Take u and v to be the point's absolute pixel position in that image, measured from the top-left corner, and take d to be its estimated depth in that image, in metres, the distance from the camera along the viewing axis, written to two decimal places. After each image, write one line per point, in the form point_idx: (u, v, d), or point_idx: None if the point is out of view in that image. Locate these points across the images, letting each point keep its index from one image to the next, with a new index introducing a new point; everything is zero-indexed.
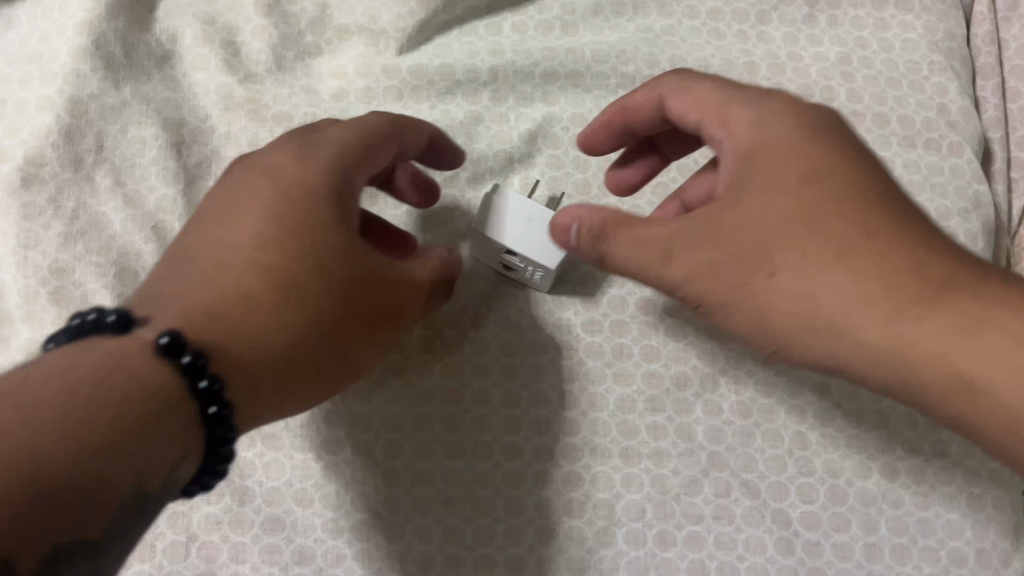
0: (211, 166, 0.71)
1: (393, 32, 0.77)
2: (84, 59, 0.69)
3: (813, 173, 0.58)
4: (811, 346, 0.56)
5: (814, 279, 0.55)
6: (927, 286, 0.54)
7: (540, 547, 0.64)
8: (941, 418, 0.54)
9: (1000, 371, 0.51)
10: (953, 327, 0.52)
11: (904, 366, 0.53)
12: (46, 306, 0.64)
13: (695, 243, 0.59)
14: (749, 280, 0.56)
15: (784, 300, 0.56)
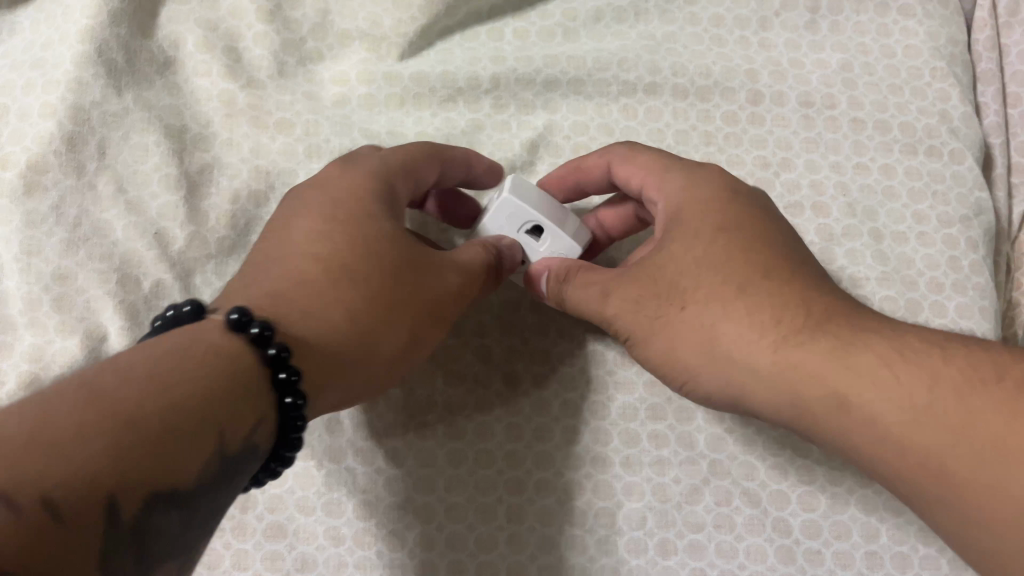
0: (212, 172, 0.71)
1: (394, 38, 0.77)
2: (86, 66, 0.69)
3: (776, 242, 0.61)
4: (732, 382, 0.57)
5: (727, 317, 0.58)
6: (870, 335, 0.54)
7: (541, 555, 0.64)
8: (875, 467, 0.52)
9: (902, 407, 0.50)
10: (870, 367, 0.52)
11: (813, 398, 0.53)
12: (49, 314, 0.64)
13: (630, 282, 0.63)
14: (664, 309, 0.61)
15: (698, 329, 0.59)
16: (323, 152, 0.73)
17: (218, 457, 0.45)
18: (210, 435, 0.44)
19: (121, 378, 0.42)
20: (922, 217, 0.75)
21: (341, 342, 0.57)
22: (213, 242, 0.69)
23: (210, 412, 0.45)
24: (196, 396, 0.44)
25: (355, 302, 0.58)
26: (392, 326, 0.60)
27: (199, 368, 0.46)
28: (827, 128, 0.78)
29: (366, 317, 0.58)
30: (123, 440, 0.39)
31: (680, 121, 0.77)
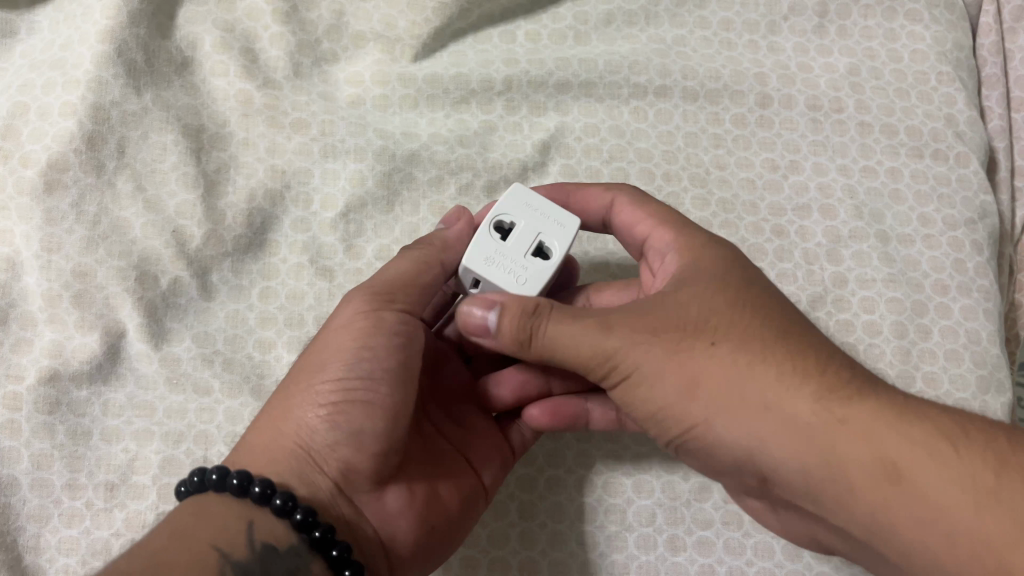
0: (229, 171, 0.72)
1: (408, 40, 0.78)
2: (106, 65, 0.70)
3: (764, 289, 0.56)
4: (749, 438, 0.49)
5: (764, 364, 0.50)
6: (894, 401, 0.48)
7: (553, 550, 0.65)
8: (886, 540, 0.46)
9: (937, 478, 0.44)
10: (870, 425, 0.46)
11: (853, 465, 0.46)
12: (69, 310, 0.65)
13: (639, 312, 0.54)
14: (692, 348, 0.51)
15: (731, 383, 0.50)
16: (338, 152, 0.74)
17: (267, 547, 0.50)
18: (243, 539, 0.50)
19: (153, 539, 0.49)
20: (928, 220, 0.76)
21: (297, 424, 0.55)
22: (229, 240, 0.70)
23: (232, 521, 0.51)
24: (210, 527, 0.50)
25: (290, 388, 0.56)
26: (318, 380, 0.55)
27: (210, 507, 0.51)
28: (835, 132, 0.79)
29: (297, 393, 0.56)
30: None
31: (689, 124, 0.78)
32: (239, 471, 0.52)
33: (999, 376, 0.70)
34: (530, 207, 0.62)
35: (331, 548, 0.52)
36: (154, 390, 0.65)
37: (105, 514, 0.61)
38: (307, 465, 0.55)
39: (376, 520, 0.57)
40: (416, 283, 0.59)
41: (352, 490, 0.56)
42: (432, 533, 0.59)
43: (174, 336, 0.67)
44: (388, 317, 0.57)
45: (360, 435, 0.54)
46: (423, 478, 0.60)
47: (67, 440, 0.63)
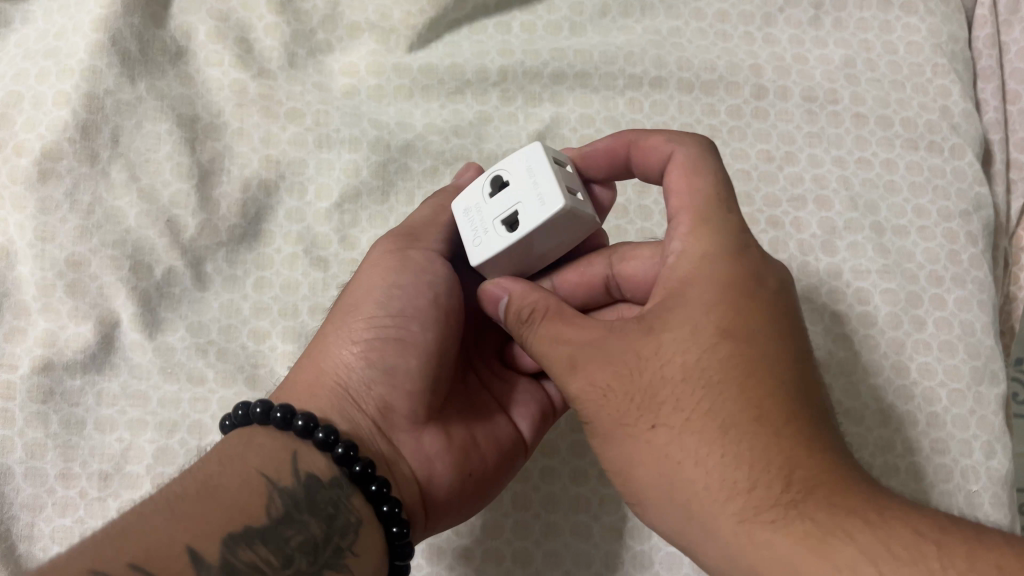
0: (223, 161, 0.72)
1: (403, 30, 0.78)
2: (100, 54, 0.70)
3: (760, 329, 0.47)
4: (681, 527, 0.45)
5: (697, 458, 0.44)
6: (837, 523, 0.40)
7: (547, 540, 0.65)
8: None
9: None
10: (789, 552, 0.40)
11: None
12: (63, 299, 0.65)
13: (585, 363, 0.49)
14: (630, 426, 0.47)
15: (665, 462, 0.45)
16: (333, 142, 0.74)
17: (312, 479, 0.51)
18: (289, 469, 0.50)
19: (204, 465, 0.50)
20: (923, 211, 0.76)
21: (334, 363, 0.56)
22: (224, 230, 0.70)
23: (278, 452, 0.51)
24: (258, 455, 0.51)
25: (325, 334, 0.58)
26: (354, 322, 0.57)
27: (257, 437, 0.52)
28: (830, 124, 0.79)
29: (332, 334, 0.57)
30: (204, 507, 0.47)
31: (685, 115, 0.78)
32: (283, 404, 0.52)
33: (993, 367, 0.70)
34: (530, 168, 0.54)
35: (371, 483, 0.52)
36: (148, 379, 0.65)
37: (99, 503, 0.61)
38: (347, 401, 0.55)
39: (414, 463, 0.57)
40: (439, 224, 0.62)
41: (390, 430, 0.56)
42: (470, 479, 0.59)
43: (168, 325, 0.67)
44: (417, 255, 0.59)
45: (395, 369, 0.56)
46: (461, 423, 0.60)
47: (60, 429, 0.63)
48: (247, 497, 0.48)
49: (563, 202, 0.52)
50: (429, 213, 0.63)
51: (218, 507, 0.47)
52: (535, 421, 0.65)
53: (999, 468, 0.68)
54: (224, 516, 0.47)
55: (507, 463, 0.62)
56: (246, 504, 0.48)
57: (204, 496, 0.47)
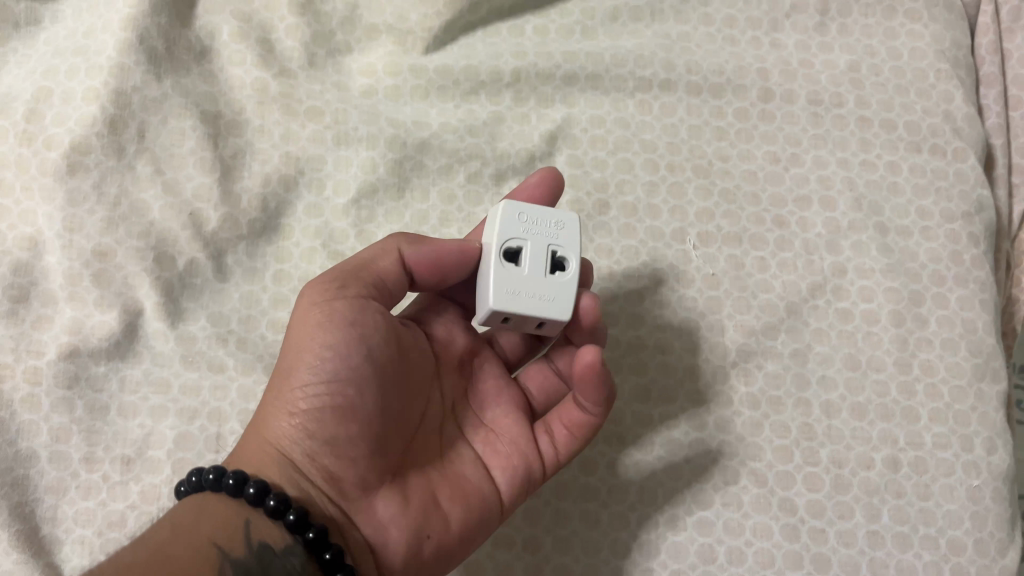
0: (244, 157, 0.74)
1: (419, 32, 0.81)
2: (127, 52, 0.72)
3: None
4: None
5: None
6: None
7: (555, 528, 0.66)
8: None
9: None
10: None
11: None
12: (89, 288, 0.67)
13: None
14: None
15: None
16: (351, 140, 0.76)
17: (264, 546, 0.51)
18: (241, 536, 0.51)
19: (155, 532, 0.50)
20: (926, 212, 0.77)
21: (275, 436, 0.55)
22: (245, 224, 0.72)
23: (230, 519, 0.52)
24: (212, 523, 0.51)
25: (267, 399, 0.57)
26: (290, 393, 0.55)
27: (208, 504, 0.52)
28: (835, 127, 0.81)
29: (272, 403, 0.56)
30: (157, 573, 0.46)
31: (693, 117, 0.80)
32: (233, 471, 0.53)
33: (994, 365, 0.72)
34: (552, 295, 0.59)
35: (324, 550, 0.52)
36: (170, 367, 0.67)
37: (122, 487, 0.63)
38: (291, 472, 0.55)
39: (368, 529, 0.56)
40: (375, 269, 0.60)
41: (338, 498, 0.56)
42: (428, 542, 0.57)
43: (190, 315, 0.69)
44: (343, 307, 0.57)
45: (335, 440, 0.55)
46: (417, 481, 0.59)
47: (86, 414, 0.64)
48: (200, 566, 0.48)
49: (490, 306, 0.58)
50: (373, 255, 0.61)
51: (172, 571, 0.47)
52: (510, 474, 0.62)
53: (1001, 463, 0.69)
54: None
55: (474, 520, 0.60)
56: (198, 573, 0.48)
57: (158, 562, 0.47)
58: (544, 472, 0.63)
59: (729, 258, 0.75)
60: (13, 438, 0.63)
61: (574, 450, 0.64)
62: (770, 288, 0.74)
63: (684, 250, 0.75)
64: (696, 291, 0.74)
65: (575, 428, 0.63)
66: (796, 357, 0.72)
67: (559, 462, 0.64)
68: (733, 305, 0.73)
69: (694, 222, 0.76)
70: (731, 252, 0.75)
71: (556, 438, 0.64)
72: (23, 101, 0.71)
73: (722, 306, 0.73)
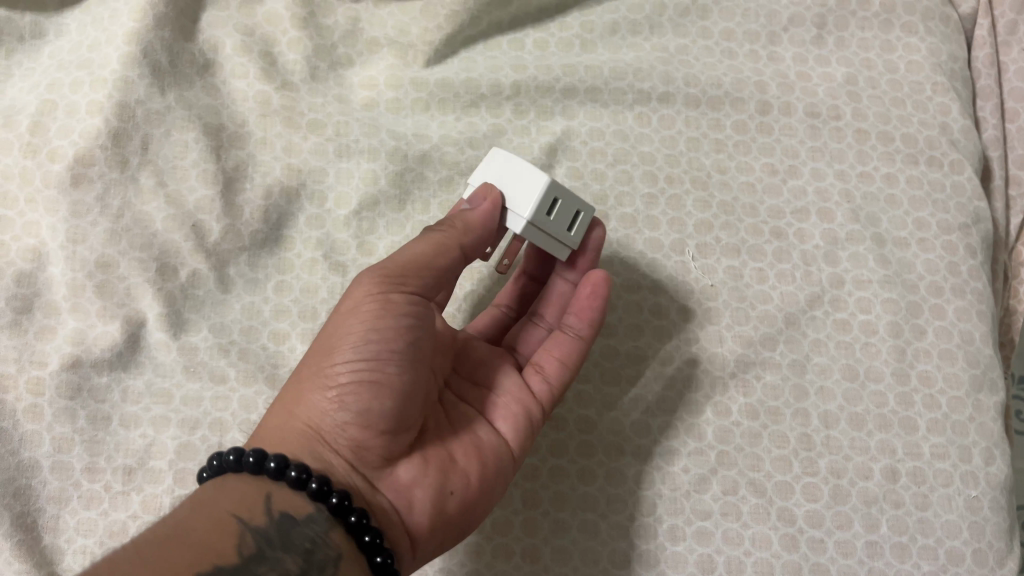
0: (246, 169, 0.74)
1: (420, 46, 0.82)
2: (132, 66, 0.73)
3: None
4: None
5: None
6: None
7: (554, 537, 0.67)
8: None
9: None
10: None
11: None
12: (92, 299, 0.68)
13: None
14: None
15: None
16: (353, 152, 0.76)
17: (285, 517, 0.51)
18: (262, 509, 0.51)
19: (176, 513, 0.51)
20: (923, 224, 0.78)
21: (308, 408, 0.56)
22: (247, 235, 0.72)
23: (250, 495, 0.52)
24: (231, 499, 0.51)
25: (303, 376, 0.57)
26: (326, 367, 0.55)
27: (228, 483, 0.53)
28: (833, 139, 0.81)
29: (309, 380, 0.56)
30: (172, 551, 0.47)
31: (692, 129, 0.81)
32: (254, 449, 0.53)
33: (992, 376, 0.73)
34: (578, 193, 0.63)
35: (349, 514, 0.52)
36: (172, 377, 0.67)
37: (123, 497, 0.64)
38: (319, 445, 0.55)
39: (392, 493, 0.57)
40: (429, 265, 0.57)
41: (364, 465, 0.56)
42: (452, 499, 0.58)
43: (192, 326, 0.69)
44: (398, 299, 0.56)
45: (367, 413, 0.54)
46: (439, 448, 0.60)
47: (88, 425, 0.65)
48: (219, 538, 0.49)
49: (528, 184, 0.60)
50: (428, 250, 0.58)
51: (187, 548, 0.48)
52: (514, 424, 0.64)
53: (998, 474, 0.70)
54: (192, 556, 0.47)
55: (491, 478, 0.61)
56: (217, 544, 0.48)
57: (176, 540, 0.48)
58: (542, 412, 0.65)
59: (728, 270, 0.76)
60: (15, 448, 0.63)
61: (565, 378, 0.66)
62: (768, 299, 0.75)
63: (683, 262, 0.76)
64: (695, 302, 0.74)
65: (563, 357, 0.66)
66: (795, 368, 0.72)
67: (551, 393, 0.66)
68: (731, 315, 0.74)
69: (693, 233, 0.77)
70: (729, 263, 0.76)
71: (544, 369, 0.66)
72: (28, 114, 0.72)
73: (721, 316, 0.74)
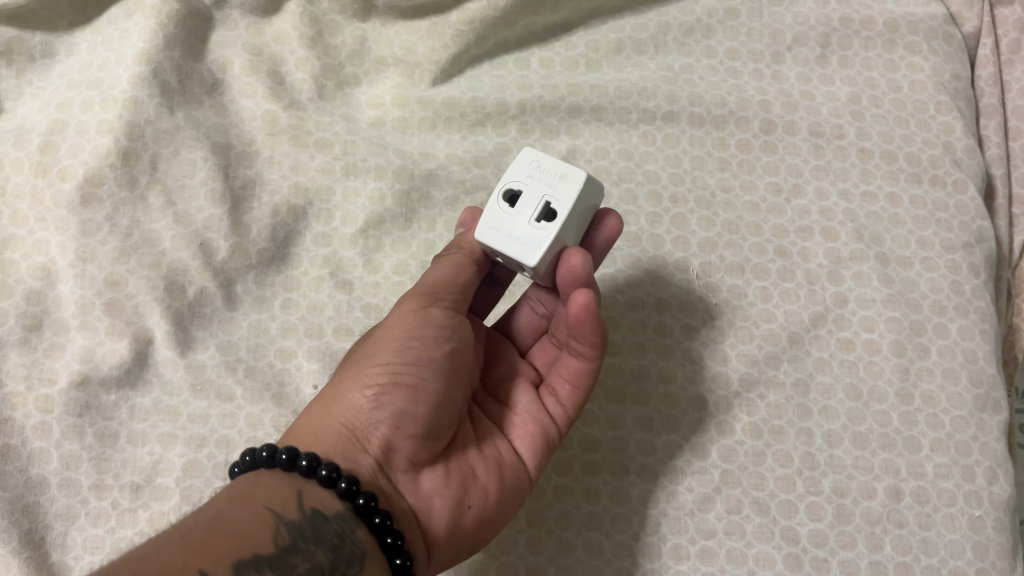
0: (254, 187, 0.75)
1: (427, 65, 0.83)
2: (142, 85, 0.74)
3: None
4: None
5: None
6: None
7: (559, 556, 0.67)
8: None
9: None
10: None
11: None
12: (100, 317, 0.68)
13: None
14: None
15: None
16: (359, 170, 0.77)
17: (316, 512, 0.52)
18: (293, 504, 0.52)
19: (211, 504, 0.51)
20: (927, 243, 0.78)
21: (343, 407, 0.57)
22: (254, 253, 0.73)
23: (281, 490, 0.52)
24: (265, 492, 0.52)
25: (343, 375, 0.59)
26: (367, 370, 0.58)
27: (261, 478, 0.53)
28: (836, 158, 0.82)
29: (348, 378, 0.58)
30: (214, 538, 0.47)
31: (696, 148, 0.81)
32: (288, 446, 0.53)
33: (995, 396, 0.73)
34: (520, 238, 0.60)
35: (373, 515, 0.52)
36: (179, 395, 0.68)
37: (130, 514, 0.64)
38: (350, 442, 0.56)
39: (413, 500, 0.57)
40: (460, 282, 0.62)
41: (391, 469, 0.57)
42: (469, 514, 0.58)
43: (199, 344, 0.70)
44: (438, 312, 0.60)
45: (401, 415, 0.56)
46: (463, 458, 0.60)
47: (95, 442, 0.65)
48: (255, 527, 0.49)
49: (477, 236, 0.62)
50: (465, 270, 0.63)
51: (227, 536, 0.48)
52: (531, 442, 0.64)
53: (1002, 494, 0.70)
54: (232, 544, 0.48)
55: (509, 493, 0.61)
56: (254, 533, 0.49)
57: (214, 529, 0.48)
58: (559, 432, 0.65)
59: (732, 288, 0.76)
60: (24, 465, 0.64)
61: (579, 402, 0.66)
62: (772, 318, 0.75)
63: (687, 280, 0.76)
64: (699, 320, 0.75)
65: (575, 381, 0.66)
66: (798, 387, 0.72)
67: (566, 415, 0.66)
68: (735, 334, 0.74)
69: (697, 252, 0.77)
70: (733, 282, 0.76)
71: (559, 391, 0.66)
72: (39, 133, 0.73)
73: (725, 335, 0.74)
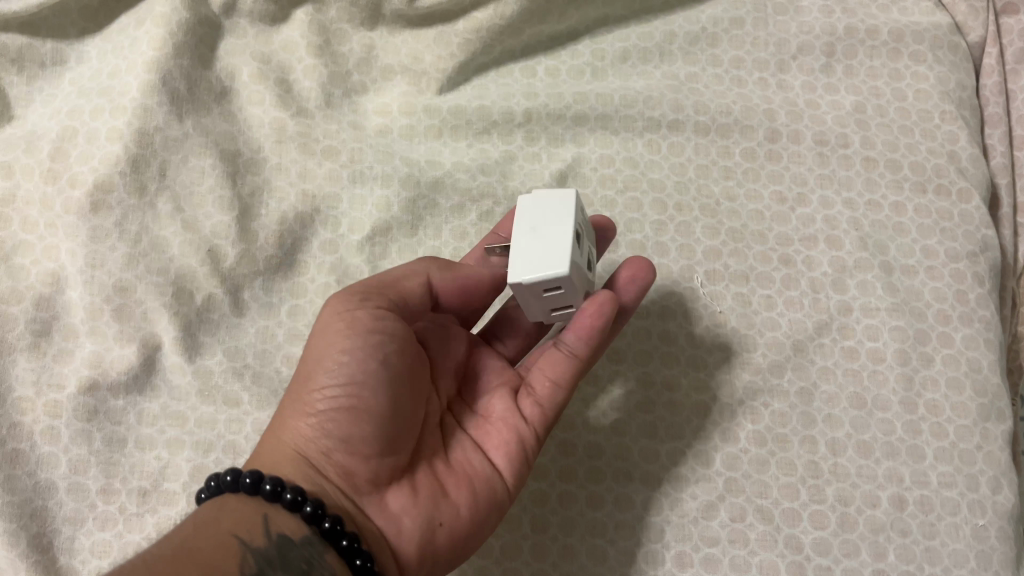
0: (262, 195, 0.76)
1: (434, 73, 0.83)
2: (152, 93, 0.74)
3: None
4: None
5: None
6: None
7: (564, 563, 0.67)
8: None
9: None
10: None
11: None
12: (109, 323, 0.69)
13: None
14: None
15: None
16: (366, 178, 0.78)
17: (283, 538, 0.52)
18: (259, 531, 0.52)
19: (177, 531, 0.51)
20: (932, 252, 0.78)
21: (294, 432, 0.57)
22: (261, 260, 0.73)
23: (248, 516, 0.52)
24: (231, 519, 0.52)
25: (288, 401, 0.59)
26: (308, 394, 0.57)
27: (228, 503, 0.53)
28: (841, 167, 0.82)
29: (291, 404, 0.58)
30: (177, 567, 0.47)
31: (700, 157, 0.82)
32: (250, 471, 0.54)
33: (999, 405, 0.73)
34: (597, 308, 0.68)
35: (340, 538, 0.52)
36: (186, 400, 0.68)
37: (137, 519, 0.64)
38: (304, 466, 0.56)
39: (382, 520, 0.57)
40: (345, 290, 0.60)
41: (353, 490, 0.57)
42: (441, 530, 0.58)
43: (207, 349, 0.70)
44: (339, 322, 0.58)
45: (348, 437, 0.56)
46: (430, 475, 0.60)
47: (104, 447, 0.66)
48: (219, 557, 0.49)
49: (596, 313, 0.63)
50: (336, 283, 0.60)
51: (192, 564, 0.48)
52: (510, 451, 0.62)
53: (1006, 503, 0.70)
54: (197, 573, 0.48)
55: (484, 511, 0.60)
56: (218, 563, 0.49)
57: (182, 558, 0.48)
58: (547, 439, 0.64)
59: (736, 296, 0.76)
60: (32, 469, 0.64)
61: None
62: (776, 326, 0.75)
63: (691, 288, 0.76)
64: (704, 329, 0.75)
65: None
66: (802, 396, 0.73)
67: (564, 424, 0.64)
68: (739, 342, 0.74)
69: (701, 260, 0.77)
70: (737, 289, 0.77)
71: None
72: (50, 140, 0.74)
73: (730, 343, 0.74)
